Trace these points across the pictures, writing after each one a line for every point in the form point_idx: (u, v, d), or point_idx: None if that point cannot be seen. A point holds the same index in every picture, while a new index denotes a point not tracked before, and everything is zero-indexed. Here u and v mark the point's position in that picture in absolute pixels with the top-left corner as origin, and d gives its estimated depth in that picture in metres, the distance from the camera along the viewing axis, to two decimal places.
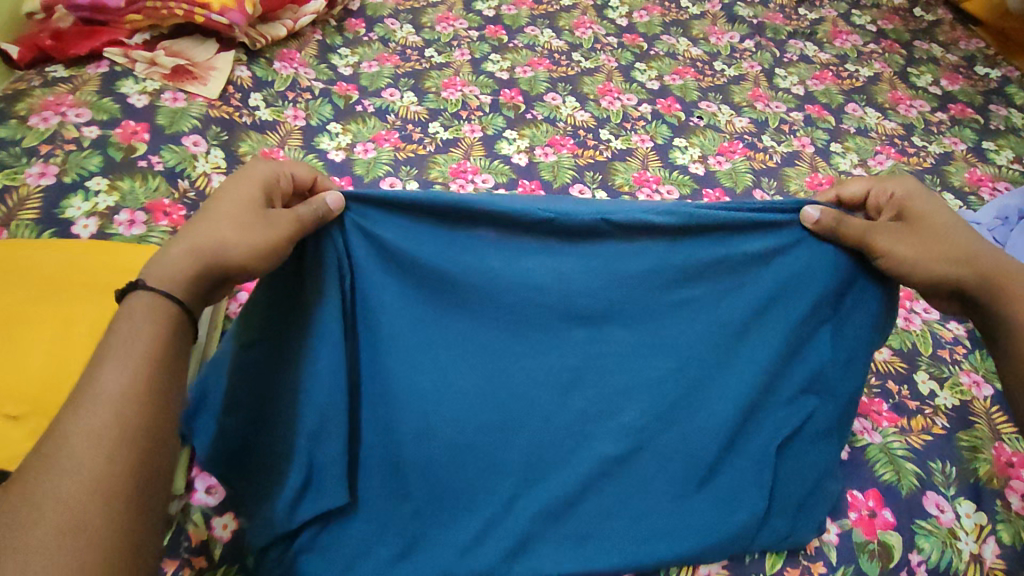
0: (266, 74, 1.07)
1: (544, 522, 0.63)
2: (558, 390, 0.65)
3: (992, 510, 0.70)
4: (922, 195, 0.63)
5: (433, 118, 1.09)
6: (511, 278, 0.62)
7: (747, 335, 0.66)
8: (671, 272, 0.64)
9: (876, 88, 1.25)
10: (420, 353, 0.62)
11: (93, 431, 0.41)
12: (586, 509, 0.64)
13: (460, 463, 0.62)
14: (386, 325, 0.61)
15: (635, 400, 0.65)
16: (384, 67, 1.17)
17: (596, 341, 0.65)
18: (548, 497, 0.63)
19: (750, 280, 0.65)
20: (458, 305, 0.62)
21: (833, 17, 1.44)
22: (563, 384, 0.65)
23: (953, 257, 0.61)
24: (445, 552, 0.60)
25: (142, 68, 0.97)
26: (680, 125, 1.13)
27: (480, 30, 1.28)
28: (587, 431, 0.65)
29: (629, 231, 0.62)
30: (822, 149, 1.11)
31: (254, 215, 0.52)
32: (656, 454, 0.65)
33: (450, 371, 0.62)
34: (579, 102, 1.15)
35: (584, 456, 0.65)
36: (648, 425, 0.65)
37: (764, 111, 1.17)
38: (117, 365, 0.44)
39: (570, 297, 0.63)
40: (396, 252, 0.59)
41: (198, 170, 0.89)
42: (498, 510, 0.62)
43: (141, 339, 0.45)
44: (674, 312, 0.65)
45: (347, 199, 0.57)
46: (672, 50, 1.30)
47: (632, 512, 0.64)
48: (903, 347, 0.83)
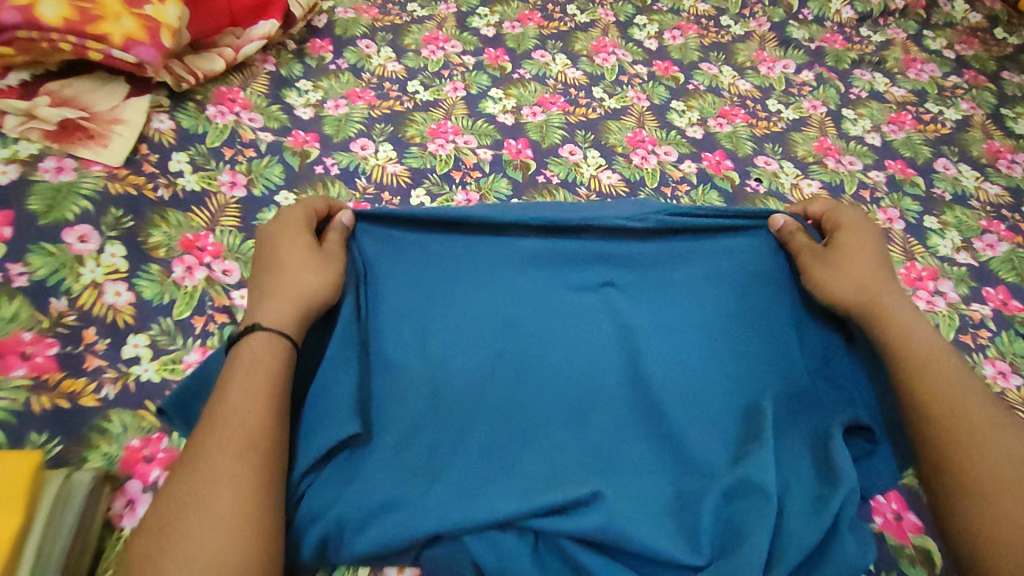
0: (195, 124, 0.81)
1: (562, 483, 0.58)
2: (558, 360, 0.65)
3: None
4: (855, 231, 0.71)
5: (417, 181, 0.84)
6: (500, 267, 0.70)
7: (740, 321, 0.70)
8: (652, 264, 0.72)
9: (967, 137, 1.01)
10: (421, 334, 0.65)
11: (227, 452, 0.50)
12: (600, 475, 0.59)
13: (465, 437, 0.60)
14: (392, 313, 0.66)
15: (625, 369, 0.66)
16: (354, 107, 0.90)
17: (591, 317, 0.69)
18: (562, 464, 0.59)
19: (725, 267, 0.72)
20: (456, 289, 0.68)
21: (903, 39, 1.19)
22: (563, 355, 0.66)
23: (864, 285, 0.66)
24: (451, 510, 0.55)
25: (14, 123, 0.72)
26: (734, 192, 0.88)
27: (477, 55, 1.01)
28: (592, 402, 0.64)
29: (611, 232, 0.72)
30: (914, 226, 0.88)
31: (316, 255, 0.63)
32: (669, 420, 0.63)
33: (452, 343, 0.65)
34: (604, 158, 0.90)
35: (594, 425, 0.62)
36: (647, 391, 0.65)
37: (836, 170, 0.93)
38: (237, 392, 0.53)
39: (559, 282, 0.70)
40: (405, 251, 0.69)
41: (85, 279, 0.64)
42: (511, 470, 0.58)
43: (259, 369, 0.55)
44: (664, 296, 0.71)
45: (358, 216, 0.69)
46: (714, 83, 1.04)
47: (651, 491, 0.59)
48: None
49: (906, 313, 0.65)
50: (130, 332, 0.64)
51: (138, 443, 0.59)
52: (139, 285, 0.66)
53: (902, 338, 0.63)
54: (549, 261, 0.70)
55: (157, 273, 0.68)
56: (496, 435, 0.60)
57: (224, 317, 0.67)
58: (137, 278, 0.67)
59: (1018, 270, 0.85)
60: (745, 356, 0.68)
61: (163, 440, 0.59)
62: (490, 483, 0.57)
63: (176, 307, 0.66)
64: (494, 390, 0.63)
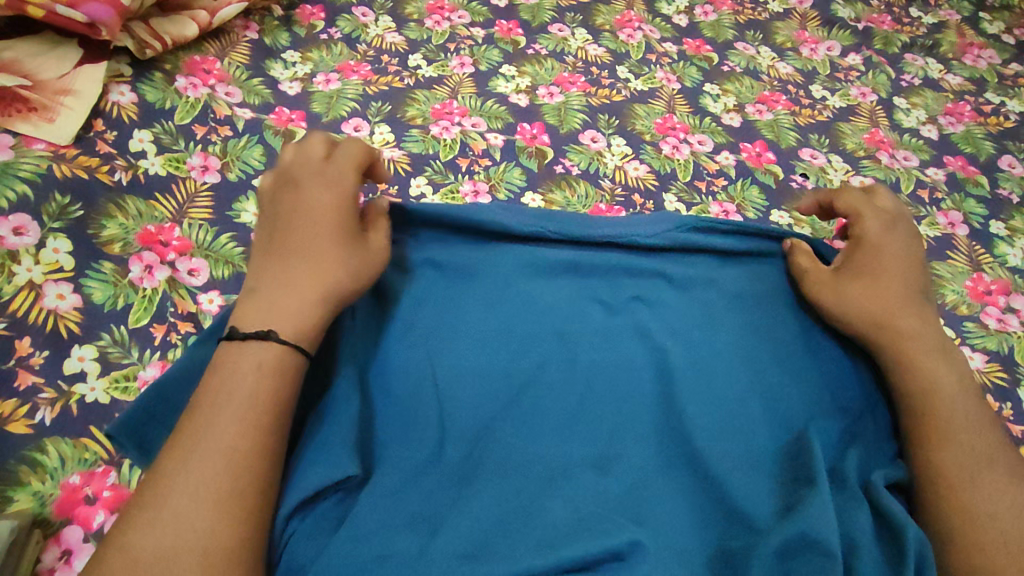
0: (161, 96, 0.70)
1: (583, 528, 0.47)
2: (576, 379, 0.55)
3: None
4: (887, 243, 0.61)
5: (419, 168, 0.73)
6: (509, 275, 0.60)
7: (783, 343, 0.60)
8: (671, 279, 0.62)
9: None
10: (425, 351, 0.55)
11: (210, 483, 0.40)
12: (628, 519, 0.48)
13: (469, 473, 0.50)
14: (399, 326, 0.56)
15: (654, 391, 0.56)
16: (348, 82, 0.79)
17: (611, 329, 0.59)
18: (581, 501, 0.49)
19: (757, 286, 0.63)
20: (467, 300, 0.58)
21: (958, 22, 1.08)
22: (580, 372, 0.56)
23: (877, 315, 0.57)
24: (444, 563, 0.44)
25: None
26: (778, 189, 0.78)
27: (487, 26, 0.90)
28: (619, 426, 0.53)
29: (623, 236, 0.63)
30: (979, 231, 0.78)
31: (350, 249, 0.52)
32: (706, 450, 0.52)
33: (457, 361, 0.55)
34: (631, 146, 0.80)
35: (620, 456, 0.52)
36: (679, 416, 0.54)
37: (890, 166, 0.82)
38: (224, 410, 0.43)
39: (572, 294, 0.60)
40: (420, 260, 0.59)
41: (20, 280, 0.54)
42: (519, 513, 0.48)
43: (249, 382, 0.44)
44: (695, 311, 0.61)
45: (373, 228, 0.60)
46: (752, 65, 0.93)
47: (680, 540, 0.48)
48: None
49: (931, 350, 0.55)
50: (75, 343, 0.53)
51: (77, 481, 0.48)
52: (88, 287, 0.56)
53: (927, 373, 0.54)
54: (564, 266, 0.61)
55: (110, 271, 0.57)
56: (510, 472, 0.50)
57: (189, 326, 0.56)
58: (85, 278, 0.56)
59: None
60: (789, 381, 0.58)
61: (109, 476, 0.48)
62: (499, 528, 0.47)
63: (132, 313, 0.56)
64: (506, 415, 0.53)
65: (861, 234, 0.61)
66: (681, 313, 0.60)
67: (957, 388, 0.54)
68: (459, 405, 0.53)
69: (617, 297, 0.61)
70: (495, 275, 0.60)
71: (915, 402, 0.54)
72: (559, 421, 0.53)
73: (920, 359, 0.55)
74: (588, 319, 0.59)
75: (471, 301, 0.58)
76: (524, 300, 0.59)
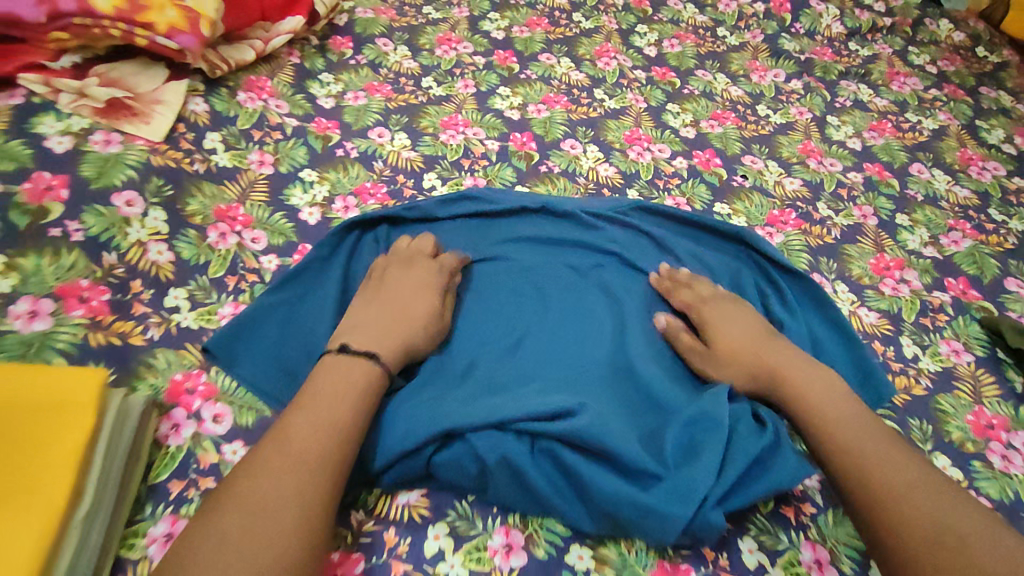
0: (228, 107, 0.88)
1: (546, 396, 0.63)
2: (544, 315, 0.74)
3: None
4: (730, 323, 0.72)
5: (430, 167, 0.91)
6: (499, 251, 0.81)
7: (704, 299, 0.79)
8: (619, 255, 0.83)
9: (942, 145, 1.08)
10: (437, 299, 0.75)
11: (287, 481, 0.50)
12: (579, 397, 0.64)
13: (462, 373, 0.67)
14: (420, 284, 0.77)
15: (603, 325, 0.74)
16: (372, 99, 0.98)
17: (573, 286, 0.78)
18: (544, 387, 0.65)
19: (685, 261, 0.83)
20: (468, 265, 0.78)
21: (889, 54, 1.27)
22: (548, 312, 0.74)
23: (751, 374, 0.68)
24: (443, 413, 0.60)
25: (67, 100, 0.78)
26: (721, 187, 0.95)
27: (487, 56, 1.09)
28: (576, 347, 0.71)
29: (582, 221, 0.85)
30: (887, 222, 0.94)
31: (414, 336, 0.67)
32: (641, 363, 0.69)
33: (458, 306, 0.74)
34: (603, 152, 0.97)
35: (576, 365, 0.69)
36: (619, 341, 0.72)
37: (817, 170, 1.00)
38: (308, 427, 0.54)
39: (546, 263, 0.80)
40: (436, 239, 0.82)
41: (131, 238, 0.71)
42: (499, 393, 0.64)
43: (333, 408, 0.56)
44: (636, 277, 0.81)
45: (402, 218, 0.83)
46: (709, 89, 1.12)
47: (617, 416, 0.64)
48: (1005, 498, 0.68)
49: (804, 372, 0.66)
50: (172, 286, 0.71)
51: (181, 377, 0.65)
52: (178, 246, 0.73)
53: (808, 399, 0.64)
54: (539, 245, 0.82)
55: (194, 237, 0.75)
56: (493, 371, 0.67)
57: (254, 277, 0.75)
58: (177, 240, 0.74)
59: (979, 262, 0.91)
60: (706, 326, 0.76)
61: (202, 376, 0.66)
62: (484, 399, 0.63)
63: (212, 267, 0.74)
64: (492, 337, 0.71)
65: (703, 322, 0.73)
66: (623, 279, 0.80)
67: (823, 390, 0.64)
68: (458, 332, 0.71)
69: (581, 266, 0.81)
70: (495, 253, 0.81)
71: (806, 427, 0.63)
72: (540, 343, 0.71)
73: (798, 384, 0.65)
74: (557, 279, 0.78)
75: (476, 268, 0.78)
76: (517, 267, 0.79)
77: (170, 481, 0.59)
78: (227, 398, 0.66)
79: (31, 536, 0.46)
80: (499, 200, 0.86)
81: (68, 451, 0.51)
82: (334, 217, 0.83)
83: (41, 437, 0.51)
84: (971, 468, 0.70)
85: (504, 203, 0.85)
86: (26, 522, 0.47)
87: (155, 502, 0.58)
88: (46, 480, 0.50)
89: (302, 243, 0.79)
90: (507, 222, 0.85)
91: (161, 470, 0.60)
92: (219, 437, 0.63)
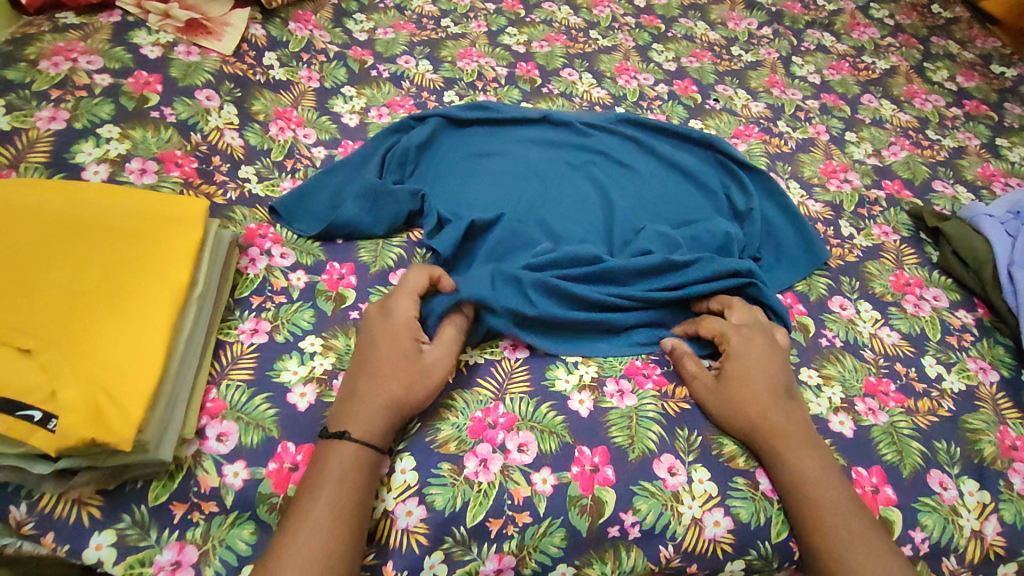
0: (281, 34, 1.06)
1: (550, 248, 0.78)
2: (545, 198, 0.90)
3: (994, 489, 0.67)
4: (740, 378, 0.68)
5: (448, 86, 1.08)
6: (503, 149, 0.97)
7: (672, 187, 0.95)
8: (604, 152, 0.98)
9: (891, 81, 1.24)
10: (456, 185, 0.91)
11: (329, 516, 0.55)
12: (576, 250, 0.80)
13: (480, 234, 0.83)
14: (441, 174, 0.93)
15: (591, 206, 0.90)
16: (399, 34, 1.15)
17: (568, 176, 0.94)
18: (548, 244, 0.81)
19: (657, 156, 0.99)
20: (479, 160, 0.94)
21: (852, 9, 1.43)
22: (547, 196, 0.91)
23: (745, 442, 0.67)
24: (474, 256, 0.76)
25: (155, 20, 0.95)
26: (696, 108, 1.11)
27: (497, 3, 1.26)
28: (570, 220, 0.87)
29: (570, 126, 1.01)
30: (836, 137, 1.10)
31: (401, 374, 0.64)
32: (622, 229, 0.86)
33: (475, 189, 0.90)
34: (596, 79, 1.14)
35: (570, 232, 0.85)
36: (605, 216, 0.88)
37: (780, 97, 1.16)
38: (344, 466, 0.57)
39: (543, 159, 0.96)
40: (449, 141, 0.97)
41: (211, 124, 0.88)
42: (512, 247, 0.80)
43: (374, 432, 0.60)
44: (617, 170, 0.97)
45: (420, 116, 0.97)
46: (690, 33, 1.28)
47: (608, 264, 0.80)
48: (912, 331, 0.82)
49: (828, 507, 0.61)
50: (243, 163, 0.88)
51: (254, 226, 0.81)
52: (247, 135, 0.90)
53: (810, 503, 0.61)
54: (537, 146, 0.98)
55: (259, 129, 0.92)
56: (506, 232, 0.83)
57: (307, 162, 0.91)
58: (245, 130, 0.91)
59: (913, 168, 1.06)
60: (674, 209, 0.93)
61: (270, 228, 0.82)
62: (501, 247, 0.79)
63: (274, 153, 0.91)
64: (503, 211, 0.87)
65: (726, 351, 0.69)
66: (610, 173, 0.96)
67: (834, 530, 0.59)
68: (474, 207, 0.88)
69: (572, 162, 0.97)
70: (500, 151, 0.96)
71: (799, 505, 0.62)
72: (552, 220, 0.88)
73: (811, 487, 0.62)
74: (552, 171, 0.94)
75: (492, 164, 0.94)
76: (528, 162, 0.95)
77: (251, 295, 0.74)
78: (290, 244, 0.81)
79: (165, 296, 0.60)
80: (500, 109, 1.01)
81: (183, 245, 0.65)
82: (371, 122, 1.00)
83: (161, 236, 0.65)
84: (888, 310, 0.84)
85: (502, 110, 1.01)
86: (159, 289, 0.61)
87: (241, 310, 0.72)
88: (169, 262, 0.63)
89: (344, 139, 0.96)
90: (508, 126, 1.00)
91: (245, 286, 0.75)
92: (286, 268, 0.78)
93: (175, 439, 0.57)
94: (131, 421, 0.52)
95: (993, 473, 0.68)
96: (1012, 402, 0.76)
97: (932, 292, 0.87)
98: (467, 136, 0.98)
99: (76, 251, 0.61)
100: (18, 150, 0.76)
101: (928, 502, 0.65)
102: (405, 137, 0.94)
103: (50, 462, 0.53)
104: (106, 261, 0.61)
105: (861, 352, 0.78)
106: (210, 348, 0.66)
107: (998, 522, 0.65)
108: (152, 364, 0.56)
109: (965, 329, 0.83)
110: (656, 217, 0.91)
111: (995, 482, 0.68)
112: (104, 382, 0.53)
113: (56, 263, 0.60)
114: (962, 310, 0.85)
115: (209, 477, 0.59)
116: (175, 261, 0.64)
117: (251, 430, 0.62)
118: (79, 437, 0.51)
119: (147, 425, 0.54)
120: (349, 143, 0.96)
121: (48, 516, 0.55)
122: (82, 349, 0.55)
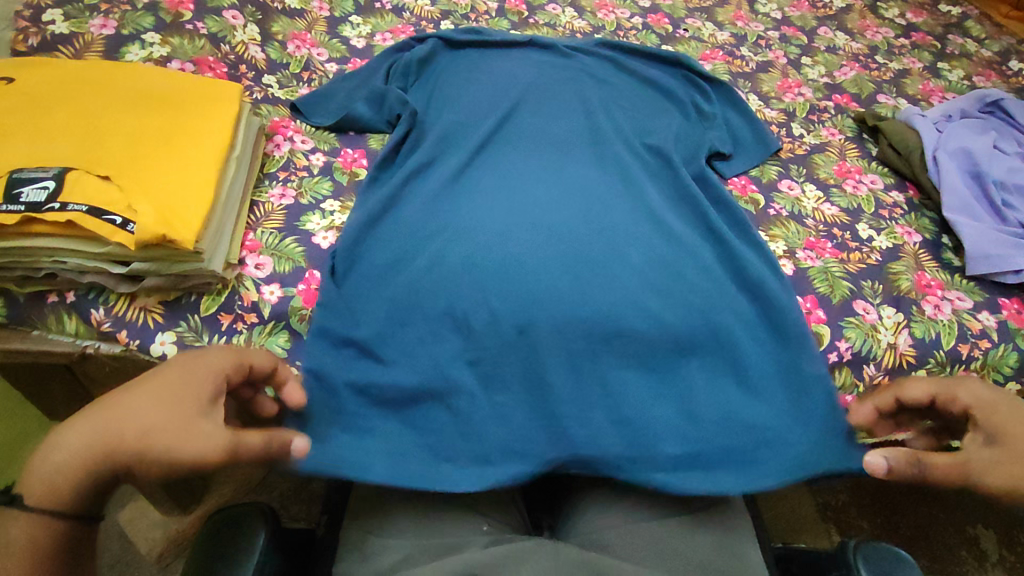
0: None
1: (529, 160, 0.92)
2: (530, 103, 1.01)
3: (908, 313, 0.82)
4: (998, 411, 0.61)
5: (445, 17, 1.20)
6: (495, 65, 1.08)
7: (645, 98, 1.07)
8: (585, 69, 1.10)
9: (847, 17, 1.37)
10: (452, 93, 1.02)
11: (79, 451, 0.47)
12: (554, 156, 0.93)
13: (472, 135, 0.95)
14: (439, 83, 1.04)
15: (572, 111, 1.01)
16: None
17: (553, 86, 1.05)
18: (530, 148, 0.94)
19: (632, 74, 1.11)
20: (474, 72, 1.06)
21: None
22: (533, 102, 1.02)
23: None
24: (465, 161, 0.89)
25: None
26: (668, 36, 1.24)
27: None
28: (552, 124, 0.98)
29: (554, 48, 1.13)
30: (793, 61, 1.23)
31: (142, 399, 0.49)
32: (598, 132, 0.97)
33: (469, 96, 1.01)
34: (577, 13, 1.27)
35: (552, 134, 0.96)
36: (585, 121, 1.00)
37: (744, 29, 1.29)
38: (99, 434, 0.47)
39: (531, 73, 1.07)
40: (447, 59, 1.09)
41: (238, 38, 1.00)
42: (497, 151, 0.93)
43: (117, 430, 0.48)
44: (597, 81, 1.08)
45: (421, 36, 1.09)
46: None
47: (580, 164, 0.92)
48: (849, 207, 0.95)
49: None
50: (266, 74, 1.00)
51: (279, 119, 0.94)
52: (268, 50, 1.02)
53: None
54: (525, 62, 1.10)
55: (278, 47, 1.04)
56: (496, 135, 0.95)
57: (320, 74, 1.03)
58: (267, 47, 1.03)
59: (860, 85, 1.19)
60: (648, 113, 1.03)
61: (291, 122, 0.94)
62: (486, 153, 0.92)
63: (291, 66, 1.03)
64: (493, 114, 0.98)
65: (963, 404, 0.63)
66: (591, 83, 1.07)
67: None
68: (468, 108, 0.99)
69: (558, 74, 1.08)
70: (491, 65, 1.08)
71: None
72: (535, 122, 0.98)
73: None
74: (538, 81, 1.05)
75: (483, 75, 1.05)
76: (516, 74, 1.06)
77: (278, 171, 0.86)
78: (309, 135, 0.93)
79: (211, 149, 0.72)
80: (490, 33, 1.13)
81: (222, 115, 0.77)
82: (376, 45, 1.12)
83: (205, 107, 0.77)
84: (830, 191, 0.97)
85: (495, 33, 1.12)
86: (206, 144, 0.73)
87: (270, 181, 0.85)
88: (212, 127, 0.75)
89: (353, 58, 1.08)
90: (499, 45, 1.12)
91: (271, 163, 0.87)
92: (307, 151, 0.90)
93: (224, 261, 0.70)
94: (192, 229, 0.64)
95: (907, 302, 0.83)
96: (930, 256, 0.90)
97: (869, 178, 1.00)
98: (465, 52, 1.11)
99: (137, 112, 0.73)
100: (77, 50, 0.88)
101: (820, 332, 0.79)
102: (408, 53, 1.06)
103: (126, 266, 0.67)
104: (161, 120, 0.73)
105: (804, 221, 0.92)
106: (246, 203, 0.79)
107: (909, 336, 0.80)
108: (203, 197, 0.68)
109: (895, 206, 0.96)
110: (631, 119, 1.02)
111: (909, 309, 0.82)
112: (167, 201, 0.66)
113: (120, 119, 0.72)
114: (895, 192, 0.99)
115: (250, 293, 0.73)
116: (216, 126, 0.76)
117: (283, 262, 0.76)
118: (152, 236, 0.63)
119: (202, 240, 0.67)
120: (358, 61, 1.08)
121: (122, 318, 0.68)
122: (148, 178, 0.67)
